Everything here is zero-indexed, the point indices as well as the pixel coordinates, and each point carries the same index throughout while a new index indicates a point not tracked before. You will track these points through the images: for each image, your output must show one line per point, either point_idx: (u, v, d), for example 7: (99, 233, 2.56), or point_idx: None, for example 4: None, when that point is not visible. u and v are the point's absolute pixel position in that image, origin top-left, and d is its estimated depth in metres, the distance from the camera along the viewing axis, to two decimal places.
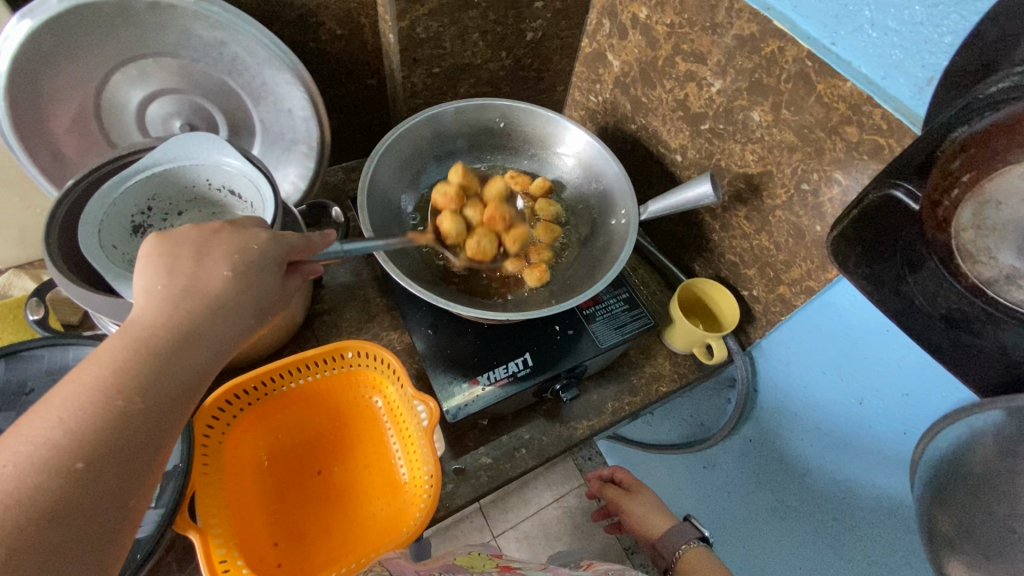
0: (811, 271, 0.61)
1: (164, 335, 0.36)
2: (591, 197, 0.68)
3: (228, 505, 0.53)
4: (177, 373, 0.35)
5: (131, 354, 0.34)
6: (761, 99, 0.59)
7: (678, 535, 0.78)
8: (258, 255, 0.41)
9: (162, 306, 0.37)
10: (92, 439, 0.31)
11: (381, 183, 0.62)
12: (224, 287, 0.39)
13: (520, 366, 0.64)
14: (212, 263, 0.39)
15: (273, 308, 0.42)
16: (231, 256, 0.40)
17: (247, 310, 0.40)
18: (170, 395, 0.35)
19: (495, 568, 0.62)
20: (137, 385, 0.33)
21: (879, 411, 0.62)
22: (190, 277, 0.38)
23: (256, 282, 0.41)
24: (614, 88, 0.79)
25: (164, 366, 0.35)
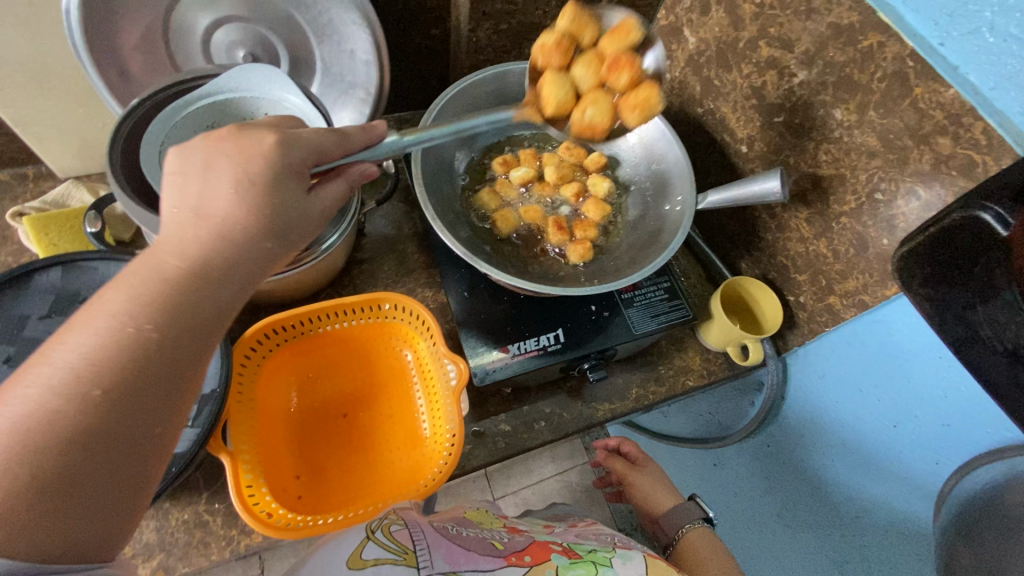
0: (868, 284, 0.59)
1: (182, 264, 0.35)
2: (647, 178, 0.65)
3: (258, 435, 0.54)
4: (193, 304, 0.35)
5: (149, 283, 0.34)
6: (847, 96, 0.55)
7: (682, 515, 0.79)
8: (267, 172, 0.39)
9: (175, 229, 0.36)
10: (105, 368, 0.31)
11: (437, 137, 0.61)
12: (236, 208, 0.37)
13: (551, 341, 0.63)
14: (217, 180, 0.37)
15: (295, 229, 0.41)
16: (239, 172, 0.38)
17: (261, 236, 0.38)
18: (187, 326, 0.34)
19: (500, 527, 0.62)
20: (155, 314, 0.33)
21: (914, 437, 0.60)
22: (198, 203, 0.37)
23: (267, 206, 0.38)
24: (685, 67, 0.76)
25: (181, 295, 0.34)
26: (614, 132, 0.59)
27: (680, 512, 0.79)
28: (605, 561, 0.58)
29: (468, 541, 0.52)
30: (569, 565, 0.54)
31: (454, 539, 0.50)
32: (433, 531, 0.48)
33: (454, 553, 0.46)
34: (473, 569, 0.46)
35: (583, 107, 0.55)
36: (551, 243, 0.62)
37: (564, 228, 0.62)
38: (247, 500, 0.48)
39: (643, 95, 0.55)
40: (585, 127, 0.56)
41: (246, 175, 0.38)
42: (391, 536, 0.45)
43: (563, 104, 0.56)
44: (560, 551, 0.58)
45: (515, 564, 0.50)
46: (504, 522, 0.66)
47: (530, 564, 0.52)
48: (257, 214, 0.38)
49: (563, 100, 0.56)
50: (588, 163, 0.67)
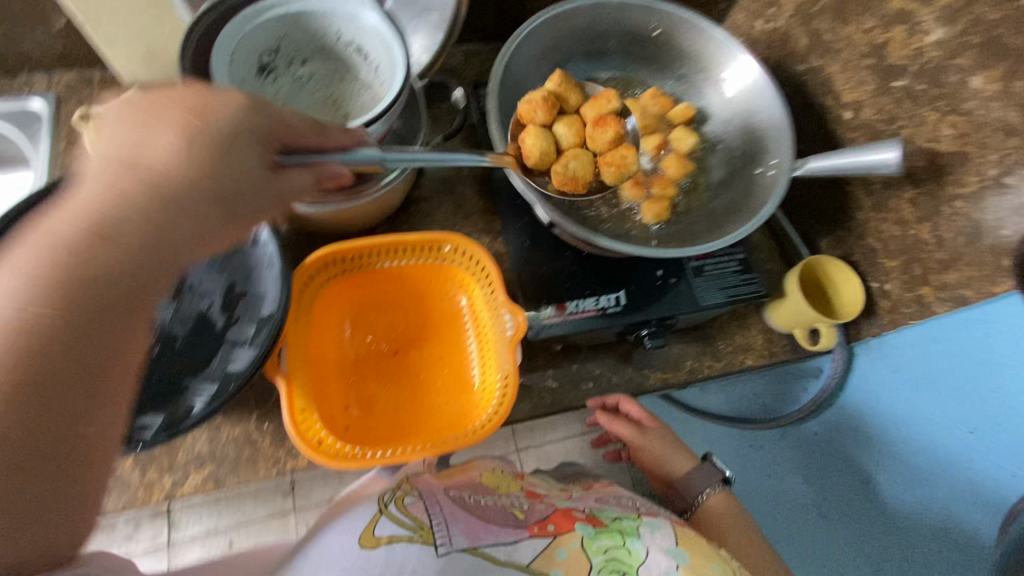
0: (973, 279, 0.53)
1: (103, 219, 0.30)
2: (738, 137, 0.60)
3: (311, 363, 0.54)
4: (102, 269, 0.29)
5: (57, 251, 0.29)
6: (992, 62, 0.48)
7: (702, 478, 0.75)
8: (220, 137, 0.33)
9: (127, 182, 0.30)
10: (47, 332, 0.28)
11: (515, 72, 0.57)
12: (174, 172, 0.32)
13: (612, 303, 0.60)
14: (153, 135, 0.32)
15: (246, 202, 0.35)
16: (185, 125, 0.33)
17: (200, 202, 0.33)
18: (113, 282, 0.30)
19: (520, 492, 0.59)
20: (46, 285, 0.28)
21: (991, 447, 0.57)
22: (131, 152, 0.31)
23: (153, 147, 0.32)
24: (792, 15, 0.67)
25: (84, 265, 0.29)
26: (604, 155, 0.58)
27: (700, 475, 0.75)
28: (632, 531, 0.53)
29: (486, 511, 0.51)
30: (593, 537, 0.50)
31: (474, 511, 0.50)
32: (447, 501, 0.50)
33: (473, 526, 0.47)
34: (495, 543, 0.47)
35: (566, 160, 0.55)
36: (624, 199, 0.58)
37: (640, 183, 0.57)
38: (300, 425, 0.48)
39: (619, 160, 0.56)
40: (571, 179, 0.55)
41: (192, 121, 0.33)
42: (402, 509, 0.47)
43: (547, 152, 0.55)
44: (584, 518, 0.54)
45: (537, 535, 0.49)
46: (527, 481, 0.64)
47: (553, 534, 0.50)
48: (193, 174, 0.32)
49: (546, 149, 0.55)
50: (674, 115, 0.61)
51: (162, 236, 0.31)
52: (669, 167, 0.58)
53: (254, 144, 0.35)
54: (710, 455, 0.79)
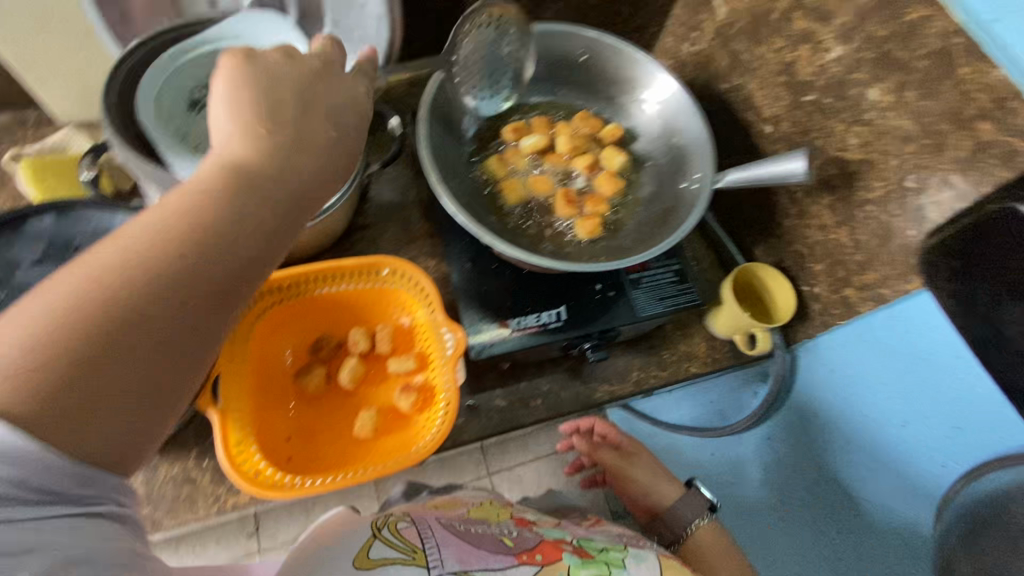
0: (888, 278, 0.56)
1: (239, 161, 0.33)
2: (662, 153, 0.63)
3: (249, 395, 0.54)
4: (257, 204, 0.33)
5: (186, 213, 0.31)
6: (885, 75, 0.52)
7: (687, 508, 0.74)
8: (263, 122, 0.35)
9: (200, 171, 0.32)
10: (147, 270, 0.29)
11: (448, 98, 0.59)
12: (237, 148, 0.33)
13: (552, 319, 0.62)
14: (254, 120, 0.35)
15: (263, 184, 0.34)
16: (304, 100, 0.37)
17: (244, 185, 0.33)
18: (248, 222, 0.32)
19: (509, 520, 0.57)
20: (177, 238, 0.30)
21: (920, 438, 0.59)
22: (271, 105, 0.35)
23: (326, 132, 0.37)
24: (714, 39, 0.71)
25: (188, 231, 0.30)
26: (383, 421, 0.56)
27: (685, 505, 0.74)
28: (618, 563, 0.50)
29: (476, 537, 0.49)
30: (581, 567, 0.48)
31: (463, 538, 0.47)
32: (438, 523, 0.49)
33: (462, 548, 0.45)
34: (485, 567, 0.43)
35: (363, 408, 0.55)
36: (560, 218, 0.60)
37: (573, 200, 0.60)
38: (235, 458, 0.48)
39: (394, 428, 0.56)
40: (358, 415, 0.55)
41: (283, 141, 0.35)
42: (397, 533, 0.44)
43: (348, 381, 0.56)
44: (573, 552, 0.51)
45: (526, 563, 0.46)
46: (511, 513, 0.61)
47: (542, 564, 0.47)
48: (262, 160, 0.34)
49: (354, 370, 0.57)
50: (603, 134, 0.64)
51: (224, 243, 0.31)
52: (607, 186, 0.62)
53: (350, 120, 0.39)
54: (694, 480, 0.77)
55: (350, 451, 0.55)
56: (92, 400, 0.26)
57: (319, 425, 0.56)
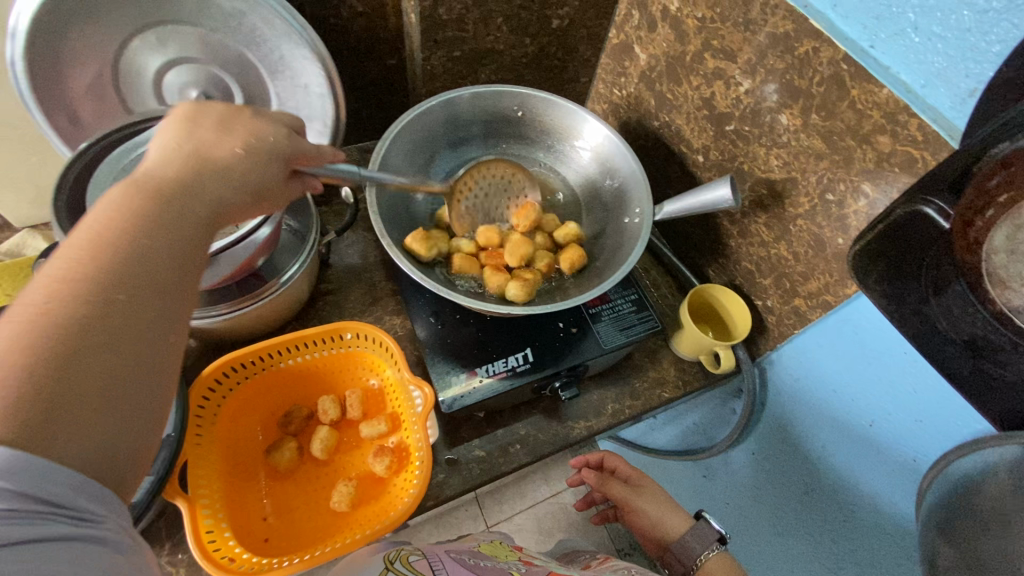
0: (830, 284, 0.59)
1: (163, 186, 0.36)
2: (605, 193, 0.69)
3: (218, 477, 0.53)
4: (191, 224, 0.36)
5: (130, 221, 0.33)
6: (791, 102, 0.56)
7: (696, 541, 0.72)
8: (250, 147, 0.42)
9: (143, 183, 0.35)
10: (95, 279, 0.30)
11: (392, 164, 0.63)
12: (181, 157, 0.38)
13: (520, 361, 0.63)
14: (227, 137, 0.40)
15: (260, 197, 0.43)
16: (244, 139, 0.41)
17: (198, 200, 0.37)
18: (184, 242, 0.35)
19: (517, 559, 0.60)
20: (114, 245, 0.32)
21: (889, 435, 0.59)
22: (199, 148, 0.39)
23: (256, 167, 0.41)
24: (640, 82, 0.77)
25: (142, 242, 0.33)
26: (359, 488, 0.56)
27: (696, 537, 0.72)
28: None
29: (487, 569, 0.50)
30: None
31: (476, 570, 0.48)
32: (451, 559, 0.49)
33: None
34: None
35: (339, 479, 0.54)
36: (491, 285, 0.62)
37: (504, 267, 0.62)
38: (205, 545, 0.46)
39: (373, 492, 0.56)
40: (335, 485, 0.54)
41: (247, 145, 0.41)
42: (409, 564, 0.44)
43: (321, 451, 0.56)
44: None
45: None
46: (519, 554, 0.63)
47: None
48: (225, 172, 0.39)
49: (325, 439, 0.57)
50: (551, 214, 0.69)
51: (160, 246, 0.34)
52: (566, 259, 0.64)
53: (278, 157, 0.43)
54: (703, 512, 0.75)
55: (328, 523, 0.54)
56: (70, 411, 0.28)
57: (295, 500, 0.55)
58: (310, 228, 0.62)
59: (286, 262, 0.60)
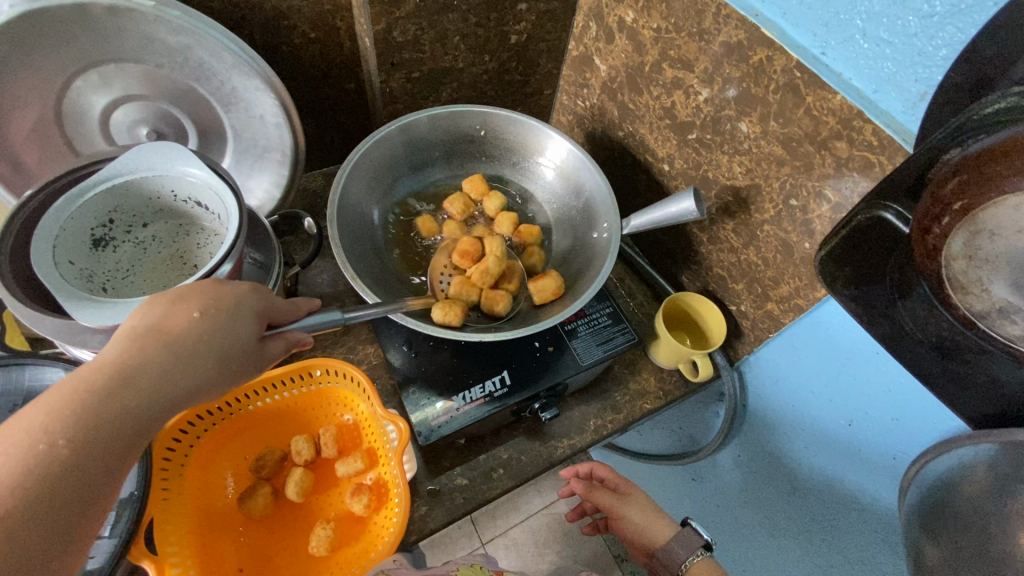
0: (800, 288, 0.59)
1: (129, 364, 0.36)
2: (574, 209, 0.68)
3: (189, 532, 0.51)
4: (125, 415, 0.34)
5: (78, 395, 0.34)
6: (749, 110, 0.56)
7: (681, 547, 0.70)
8: (226, 306, 0.40)
9: (122, 352, 0.36)
10: (46, 450, 0.31)
11: (353, 193, 0.61)
12: (185, 328, 0.38)
13: (497, 385, 0.62)
14: (183, 307, 0.39)
15: (240, 358, 0.40)
16: (204, 303, 0.40)
17: (190, 367, 0.37)
18: (112, 437, 0.34)
19: None
20: (67, 424, 0.33)
21: (867, 436, 0.59)
22: (155, 321, 0.38)
23: (216, 326, 0.39)
24: (602, 94, 0.77)
25: (100, 413, 0.34)
26: (340, 531, 0.54)
27: (678, 544, 0.70)
28: None
29: None
30: None
31: None
32: None
33: None
34: None
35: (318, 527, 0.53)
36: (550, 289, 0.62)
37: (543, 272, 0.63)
38: None
39: (355, 533, 0.54)
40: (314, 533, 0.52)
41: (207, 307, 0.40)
42: None
43: (298, 496, 0.54)
44: None
45: None
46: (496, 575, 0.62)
47: None
48: (205, 336, 0.39)
49: (301, 482, 0.55)
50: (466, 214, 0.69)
51: (105, 431, 0.34)
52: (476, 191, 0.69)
53: (245, 312, 0.41)
54: (687, 518, 0.73)
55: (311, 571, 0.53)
56: None
57: (276, 549, 0.54)
58: (275, 260, 0.62)
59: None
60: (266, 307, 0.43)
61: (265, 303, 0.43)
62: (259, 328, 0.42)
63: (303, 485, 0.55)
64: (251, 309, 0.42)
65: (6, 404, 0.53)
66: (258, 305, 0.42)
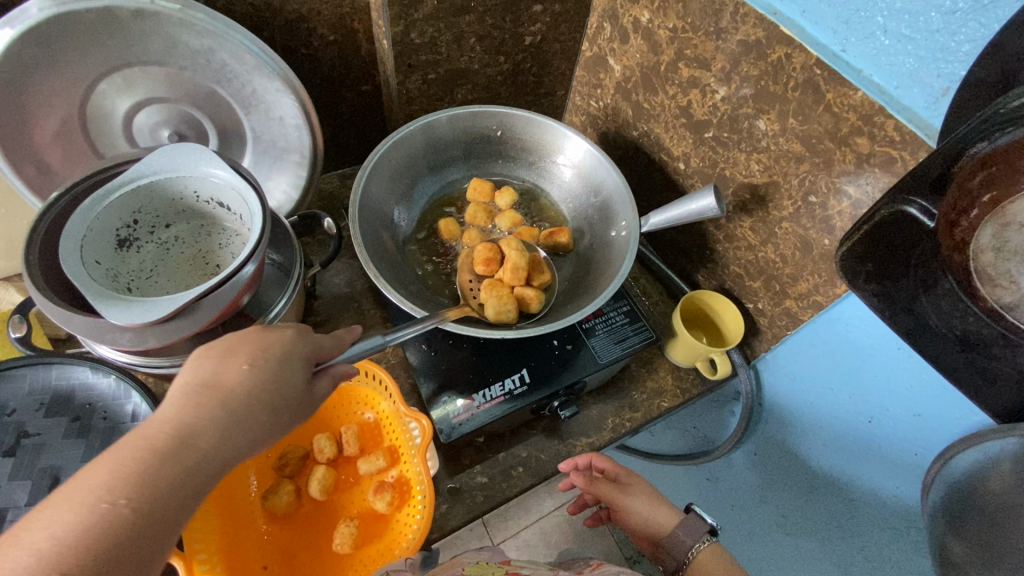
0: (819, 285, 0.59)
1: (186, 427, 0.34)
2: (590, 207, 0.68)
3: (215, 530, 0.52)
4: (181, 483, 0.32)
5: (141, 459, 0.31)
6: (767, 107, 0.56)
7: (686, 533, 0.70)
8: (280, 351, 0.39)
9: (184, 410, 0.34)
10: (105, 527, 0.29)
11: (373, 193, 0.62)
12: (245, 381, 0.37)
13: (517, 383, 0.62)
14: (236, 358, 0.37)
15: (290, 410, 0.39)
16: (254, 352, 0.38)
17: (250, 413, 0.36)
18: (169, 510, 0.31)
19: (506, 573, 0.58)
20: (134, 488, 0.30)
21: (888, 432, 0.60)
22: (208, 376, 0.36)
23: (272, 377, 0.38)
24: (616, 94, 0.77)
25: (155, 485, 0.31)
26: (362, 529, 0.54)
27: (683, 531, 0.70)
28: None
29: None
30: None
31: None
32: None
33: None
34: None
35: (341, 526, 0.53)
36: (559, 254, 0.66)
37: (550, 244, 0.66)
38: None
39: (378, 531, 0.54)
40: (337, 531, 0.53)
41: (261, 355, 0.38)
42: None
43: (320, 494, 0.55)
44: None
45: None
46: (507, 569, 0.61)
47: None
48: (263, 388, 0.37)
49: (324, 479, 0.55)
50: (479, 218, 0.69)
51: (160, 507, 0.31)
52: (483, 196, 0.70)
53: (298, 358, 0.40)
54: (692, 503, 0.73)
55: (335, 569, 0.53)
56: None
57: (299, 547, 0.54)
58: (294, 262, 0.62)
59: (273, 296, 0.60)
60: (315, 348, 0.41)
61: (313, 344, 0.41)
62: (307, 371, 0.40)
63: (325, 484, 0.55)
64: (308, 346, 0.41)
65: (31, 404, 0.54)
66: (308, 350, 0.41)
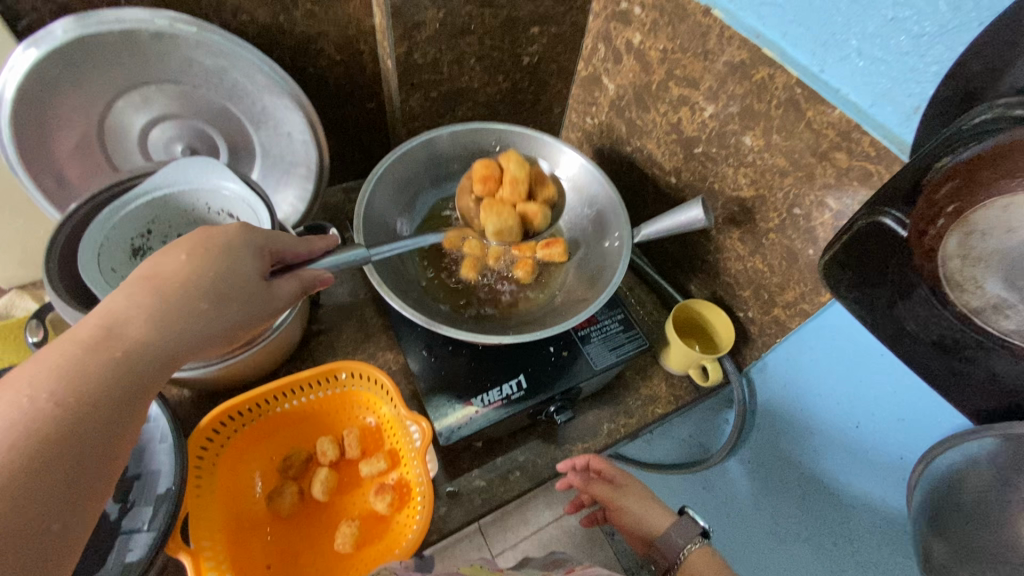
0: (804, 293, 0.61)
1: (125, 318, 0.38)
2: (586, 219, 0.71)
3: (220, 528, 0.53)
4: (127, 360, 0.37)
5: (86, 345, 0.36)
6: (752, 124, 0.59)
7: (679, 534, 0.71)
8: (223, 245, 0.44)
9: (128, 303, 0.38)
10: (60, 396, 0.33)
11: (377, 204, 0.65)
12: (183, 272, 0.41)
13: (514, 389, 0.64)
14: (172, 251, 0.42)
15: (234, 296, 0.43)
16: (192, 246, 0.42)
17: (194, 300, 0.40)
18: (119, 380, 0.36)
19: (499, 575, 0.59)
20: (76, 373, 0.34)
21: (875, 437, 0.61)
22: (146, 269, 0.41)
23: (207, 267, 0.42)
24: (610, 111, 0.80)
25: (104, 365, 0.36)
26: (364, 530, 0.56)
27: (675, 532, 0.72)
28: None
29: None
30: None
31: None
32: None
33: None
34: None
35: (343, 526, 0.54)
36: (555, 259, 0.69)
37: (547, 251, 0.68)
38: None
39: (378, 532, 0.56)
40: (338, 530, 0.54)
41: (199, 247, 0.42)
42: None
43: (322, 495, 0.56)
44: None
45: None
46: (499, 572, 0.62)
47: None
48: (197, 276, 0.41)
49: (326, 480, 0.57)
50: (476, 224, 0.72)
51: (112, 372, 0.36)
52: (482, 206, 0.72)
53: (247, 252, 0.44)
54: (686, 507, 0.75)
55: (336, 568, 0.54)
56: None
57: (301, 547, 0.55)
58: None
59: None
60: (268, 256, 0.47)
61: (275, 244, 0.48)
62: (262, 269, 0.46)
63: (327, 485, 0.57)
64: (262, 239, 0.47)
65: None
66: (258, 244, 0.46)
